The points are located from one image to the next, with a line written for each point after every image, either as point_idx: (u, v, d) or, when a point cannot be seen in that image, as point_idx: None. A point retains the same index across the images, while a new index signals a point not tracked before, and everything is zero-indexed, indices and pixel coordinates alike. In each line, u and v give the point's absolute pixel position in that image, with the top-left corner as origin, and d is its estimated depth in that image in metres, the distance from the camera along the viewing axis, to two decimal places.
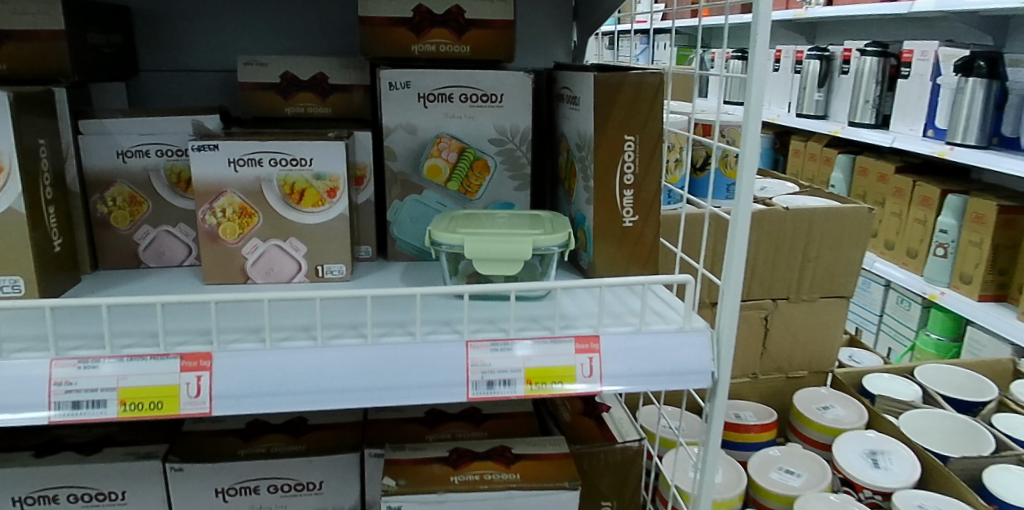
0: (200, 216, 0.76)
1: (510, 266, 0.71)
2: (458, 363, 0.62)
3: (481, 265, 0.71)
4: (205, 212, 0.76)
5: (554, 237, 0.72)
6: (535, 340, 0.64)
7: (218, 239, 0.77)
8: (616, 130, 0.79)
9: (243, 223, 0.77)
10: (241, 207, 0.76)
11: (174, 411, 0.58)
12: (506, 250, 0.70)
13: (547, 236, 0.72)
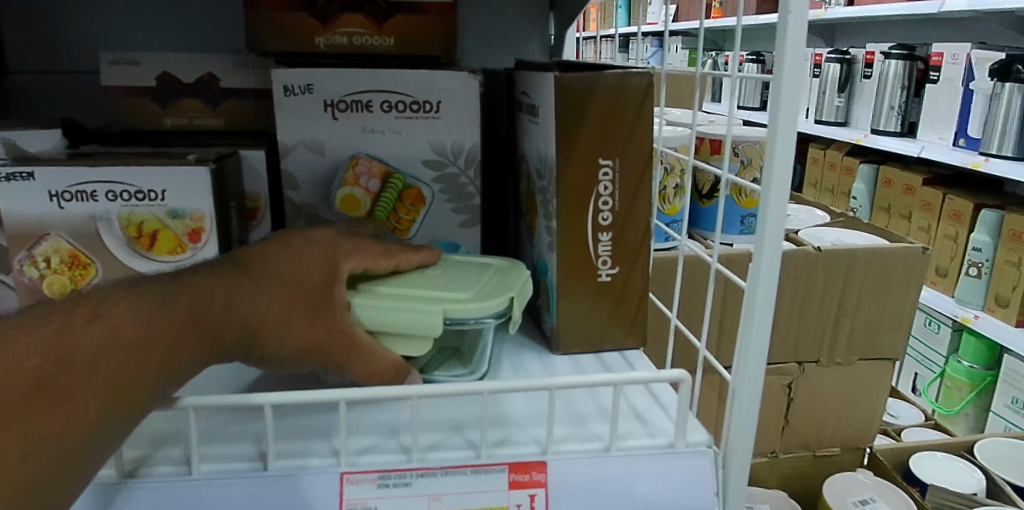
0: (16, 267, 0.56)
1: (414, 346, 0.51)
2: (325, 508, 0.42)
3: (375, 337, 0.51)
4: (22, 260, 0.56)
5: (484, 305, 0.52)
6: (448, 471, 0.43)
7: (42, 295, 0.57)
8: (588, 151, 0.58)
9: (75, 276, 0.57)
10: (71, 254, 0.56)
11: None
12: (408, 320, 0.50)
13: (472, 304, 0.51)
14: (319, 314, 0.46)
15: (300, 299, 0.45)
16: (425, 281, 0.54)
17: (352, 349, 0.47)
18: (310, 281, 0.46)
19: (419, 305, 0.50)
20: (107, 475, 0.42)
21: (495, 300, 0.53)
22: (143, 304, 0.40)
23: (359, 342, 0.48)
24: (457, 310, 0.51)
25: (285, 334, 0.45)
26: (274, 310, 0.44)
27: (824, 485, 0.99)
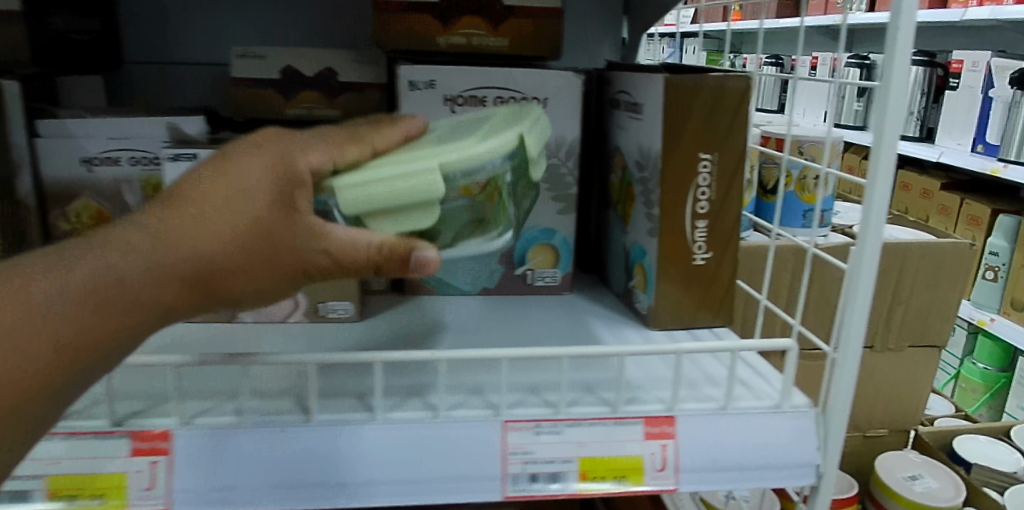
0: None
1: (425, 216, 0.46)
2: (491, 451, 0.48)
3: (377, 221, 0.45)
4: None
5: (475, 150, 0.47)
6: (594, 423, 0.49)
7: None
8: (690, 145, 0.63)
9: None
10: None
11: (121, 505, 0.44)
12: (409, 189, 0.45)
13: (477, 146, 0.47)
14: (269, 235, 0.39)
15: (233, 223, 0.39)
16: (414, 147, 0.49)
17: (327, 257, 0.41)
18: (247, 199, 0.39)
19: (412, 168, 0.45)
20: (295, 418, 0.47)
21: (500, 139, 0.49)
22: (65, 278, 0.36)
23: (340, 249, 0.41)
24: (460, 155, 0.46)
25: (246, 264, 0.39)
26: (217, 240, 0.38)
27: (877, 461, 1.06)
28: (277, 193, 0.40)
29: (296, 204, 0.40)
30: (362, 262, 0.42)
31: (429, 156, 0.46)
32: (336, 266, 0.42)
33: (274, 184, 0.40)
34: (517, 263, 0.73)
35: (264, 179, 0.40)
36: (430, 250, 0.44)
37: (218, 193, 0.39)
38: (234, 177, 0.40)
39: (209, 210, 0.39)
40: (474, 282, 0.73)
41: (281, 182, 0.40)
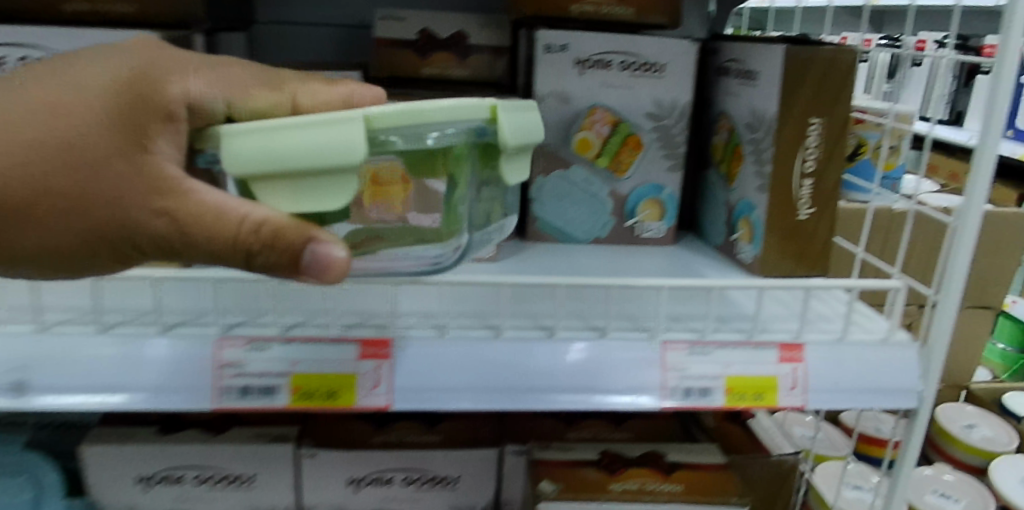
0: None
1: (343, 178, 0.40)
2: (653, 365, 0.56)
3: (279, 180, 0.40)
4: None
5: (463, 110, 0.43)
6: (736, 345, 0.58)
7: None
8: (803, 111, 0.70)
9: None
10: None
11: (349, 403, 0.50)
12: (309, 143, 0.39)
13: (425, 103, 0.41)
14: (83, 152, 0.40)
15: (93, 138, 0.40)
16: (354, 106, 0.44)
17: (180, 218, 0.40)
18: (86, 117, 0.40)
19: (326, 116, 0.39)
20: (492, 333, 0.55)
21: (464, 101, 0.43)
22: None
23: (162, 203, 0.40)
24: (400, 111, 0.41)
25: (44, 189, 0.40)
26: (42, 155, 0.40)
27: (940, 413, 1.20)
28: (126, 115, 0.40)
29: (148, 142, 0.40)
30: (280, 254, 0.40)
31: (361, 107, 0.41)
32: (201, 239, 0.40)
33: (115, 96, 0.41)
34: (628, 215, 0.77)
35: (117, 90, 0.41)
36: (339, 250, 0.40)
37: (58, 99, 0.41)
38: (79, 75, 0.42)
39: (35, 122, 0.41)
40: (589, 233, 0.77)
41: (130, 101, 0.41)
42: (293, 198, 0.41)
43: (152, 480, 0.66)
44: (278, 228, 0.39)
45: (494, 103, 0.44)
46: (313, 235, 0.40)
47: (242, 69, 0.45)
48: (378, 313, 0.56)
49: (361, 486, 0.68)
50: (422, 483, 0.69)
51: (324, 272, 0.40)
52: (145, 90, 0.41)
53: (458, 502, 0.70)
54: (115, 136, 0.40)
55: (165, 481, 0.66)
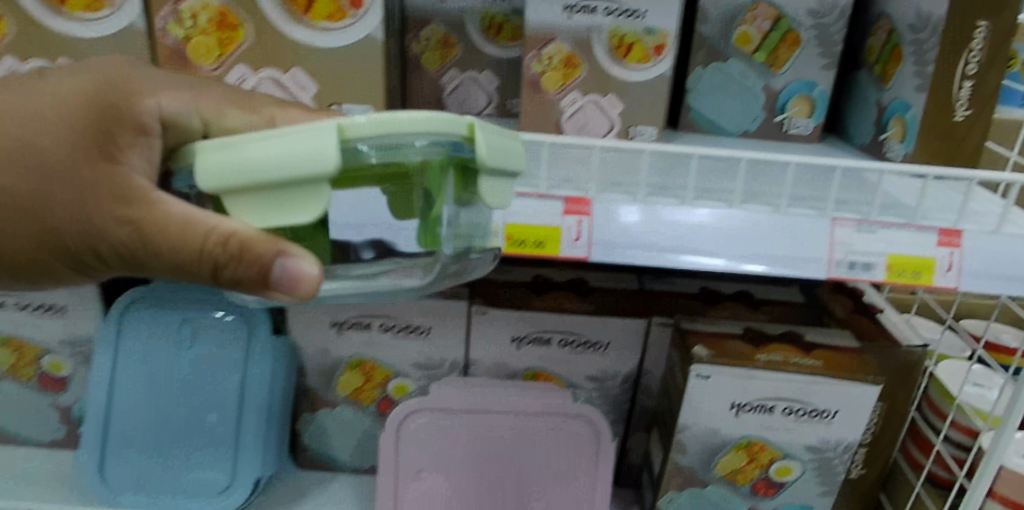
0: (525, 64, 0.69)
1: (308, 190, 0.39)
2: (825, 238, 0.60)
3: (237, 193, 0.40)
4: (531, 59, 0.69)
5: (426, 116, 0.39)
6: (898, 226, 0.62)
7: (541, 89, 0.70)
8: (970, 12, 0.70)
9: (566, 74, 0.69)
10: (568, 56, 0.69)
11: (555, 252, 0.57)
12: (244, 157, 0.38)
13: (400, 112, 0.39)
14: (74, 167, 0.45)
15: (59, 147, 0.46)
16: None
17: (143, 227, 0.44)
18: (42, 122, 0.46)
19: (307, 126, 0.38)
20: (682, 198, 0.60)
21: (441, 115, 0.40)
22: None
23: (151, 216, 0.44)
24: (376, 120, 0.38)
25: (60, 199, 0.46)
26: (44, 167, 0.46)
27: None
28: (93, 131, 0.45)
29: (117, 153, 0.45)
30: (247, 269, 0.42)
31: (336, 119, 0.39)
32: (168, 247, 0.44)
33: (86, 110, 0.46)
34: (779, 111, 0.79)
35: (83, 108, 0.46)
36: (312, 266, 0.42)
37: (45, 118, 0.46)
38: (62, 89, 0.47)
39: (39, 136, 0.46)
40: (739, 126, 0.79)
41: (102, 114, 0.46)
42: (269, 211, 0.40)
43: (344, 325, 0.73)
44: (246, 244, 0.41)
45: (474, 119, 0.41)
46: (285, 250, 0.41)
47: (215, 90, 0.52)
48: (572, 178, 0.61)
49: (523, 344, 0.75)
50: (576, 346, 0.75)
51: (285, 281, 0.42)
52: (113, 102, 0.46)
53: (607, 365, 0.76)
54: (100, 159, 0.45)
55: (356, 327, 0.73)
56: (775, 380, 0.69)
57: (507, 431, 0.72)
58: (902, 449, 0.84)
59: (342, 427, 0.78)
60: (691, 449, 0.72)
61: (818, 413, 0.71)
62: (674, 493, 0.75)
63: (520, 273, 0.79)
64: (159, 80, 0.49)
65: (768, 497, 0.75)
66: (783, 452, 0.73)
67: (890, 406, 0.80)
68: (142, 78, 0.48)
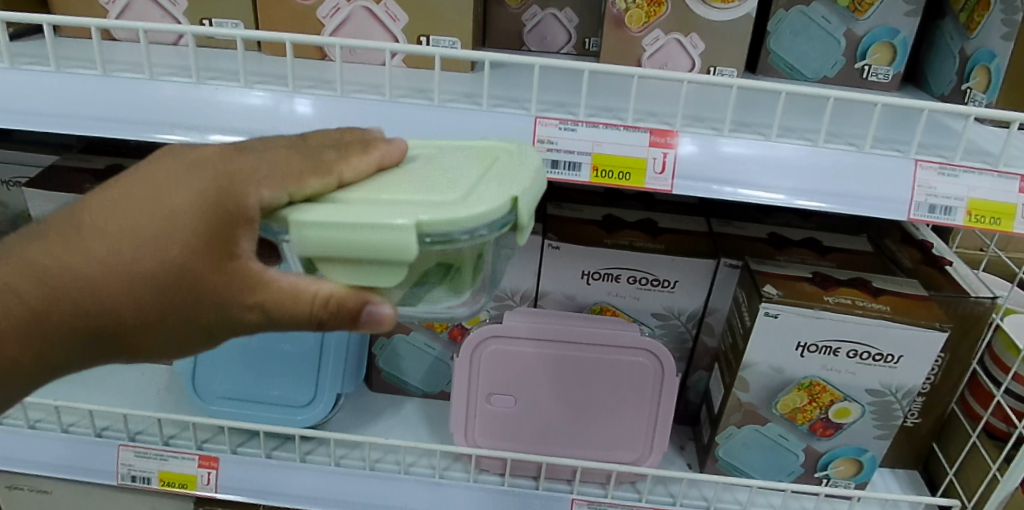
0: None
1: (391, 272, 0.44)
2: (907, 178, 0.60)
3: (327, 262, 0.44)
4: None
5: (482, 205, 0.43)
6: (983, 172, 0.61)
7: (624, 26, 0.70)
8: None
9: (651, 12, 0.70)
10: None
11: (640, 184, 0.59)
12: (335, 240, 0.42)
13: (461, 210, 0.42)
14: (194, 276, 0.41)
15: (174, 251, 0.40)
16: (380, 185, 0.45)
17: (272, 311, 0.43)
18: (154, 219, 0.41)
19: (383, 220, 0.41)
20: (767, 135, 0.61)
21: (494, 199, 0.44)
22: None
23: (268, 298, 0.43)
24: (440, 213, 0.42)
25: (180, 303, 0.42)
26: (150, 278, 0.41)
27: None
28: (212, 238, 0.41)
29: (234, 249, 0.42)
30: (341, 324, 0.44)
31: (404, 209, 0.42)
32: (288, 320, 0.43)
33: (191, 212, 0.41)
34: (859, 57, 0.79)
35: (193, 213, 0.41)
36: (387, 306, 0.45)
37: (145, 229, 0.40)
38: (161, 190, 0.41)
39: (138, 249, 0.40)
40: (818, 72, 0.79)
41: (217, 219, 0.41)
42: (353, 280, 0.45)
43: None
44: (343, 307, 0.43)
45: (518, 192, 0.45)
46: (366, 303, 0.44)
47: (290, 153, 0.45)
48: (656, 113, 0.63)
49: (592, 280, 0.78)
50: (644, 283, 0.78)
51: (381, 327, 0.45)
52: (226, 205, 0.41)
53: (673, 303, 0.79)
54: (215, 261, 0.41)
55: None
56: (841, 322, 0.70)
57: (580, 349, 0.74)
58: (961, 400, 0.84)
59: (414, 352, 0.83)
60: (754, 386, 0.74)
61: (883, 358, 0.71)
62: (733, 429, 0.77)
63: (591, 212, 0.82)
64: (252, 161, 0.43)
65: (825, 438, 0.76)
66: (845, 395, 0.74)
67: (953, 357, 0.80)
68: (241, 166, 0.43)
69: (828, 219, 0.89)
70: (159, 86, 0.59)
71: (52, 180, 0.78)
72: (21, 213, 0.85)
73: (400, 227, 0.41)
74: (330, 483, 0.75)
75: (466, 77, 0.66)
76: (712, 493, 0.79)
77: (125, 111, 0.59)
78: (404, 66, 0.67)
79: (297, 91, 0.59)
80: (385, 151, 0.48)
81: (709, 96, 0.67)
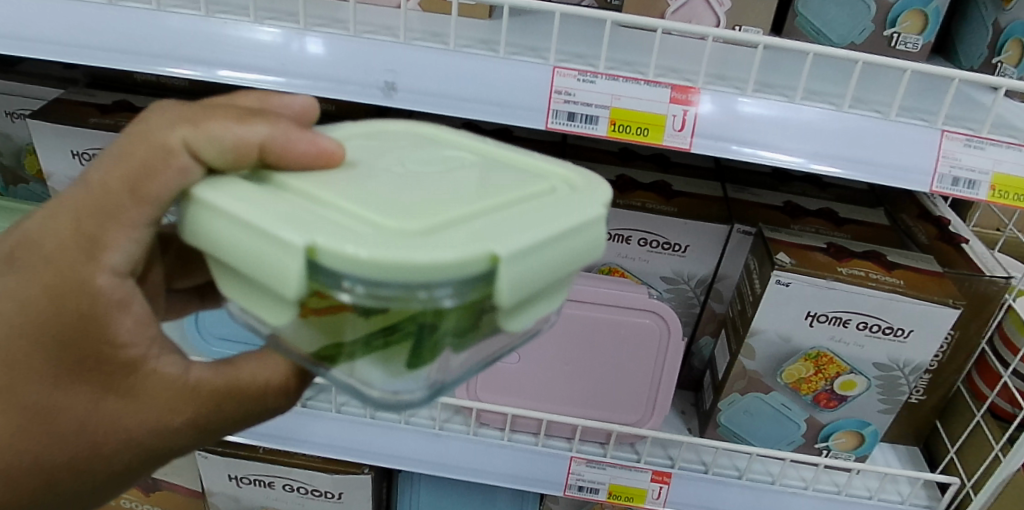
0: None
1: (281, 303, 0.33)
2: (931, 149, 0.58)
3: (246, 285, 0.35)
4: None
5: (396, 258, 0.29)
6: (1014, 145, 0.58)
7: None
8: None
9: None
10: None
11: (657, 140, 0.58)
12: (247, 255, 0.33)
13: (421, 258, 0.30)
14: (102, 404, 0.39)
15: (80, 389, 0.38)
16: (341, 181, 0.36)
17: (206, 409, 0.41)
18: (42, 372, 0.37)
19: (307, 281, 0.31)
20: (790, 98, 0.59)
21: (457, 247, 0.30)
22: None
23: (184, 408, 0.40)
24: (357, 240, 0.30)
25: (89, 438, 0.40)
26: (52, 421, 0.38)
27: None
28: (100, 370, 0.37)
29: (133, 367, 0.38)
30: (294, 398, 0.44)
31: (323, 224, 0.31)
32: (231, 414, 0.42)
33: (59, 345, 0.36)
34: (889, 24, 0.74)
35: (66, 351, 0.36)
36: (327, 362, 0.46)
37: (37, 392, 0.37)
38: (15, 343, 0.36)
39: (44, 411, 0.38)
40: (845, 38, 0.75)
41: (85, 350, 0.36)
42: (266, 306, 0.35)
43: None
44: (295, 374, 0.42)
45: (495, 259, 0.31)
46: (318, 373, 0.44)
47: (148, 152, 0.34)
48: (677, 69, 0.61)
49: None
50: (655, 246, 0.77)
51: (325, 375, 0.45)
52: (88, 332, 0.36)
53: (683, 267, 0.79)
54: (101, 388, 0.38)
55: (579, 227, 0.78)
56: (854, 294, 0.69)
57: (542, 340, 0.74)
58: (967, 379, 0.82)
59: None
60: (760, 354, 0.74)
61: (893, 331, 0.70)
62: (736, 396, 0.77)
63: (604, 171, 0.80)
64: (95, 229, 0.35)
65: (828, 410, 0.76)
66: (851, 367, 0.73)
67: (962, 335, 0.78)
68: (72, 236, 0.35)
69: (844, 190, 0.86)
70: (164, 17, 0.57)
71: (56, 113, 0.77)
72: (25, 145, 0.87)
73: (290, 240, 0.30)
74: (334, 429, 0.77)
75: (484, 23, 0.64)
76: (710, 458, 0.79)
77: (132, 42, 0.57)
78: (420, 9, 0.65)
79: (307, 28, 0.58)
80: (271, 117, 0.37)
81: (732, 55, 0.65)
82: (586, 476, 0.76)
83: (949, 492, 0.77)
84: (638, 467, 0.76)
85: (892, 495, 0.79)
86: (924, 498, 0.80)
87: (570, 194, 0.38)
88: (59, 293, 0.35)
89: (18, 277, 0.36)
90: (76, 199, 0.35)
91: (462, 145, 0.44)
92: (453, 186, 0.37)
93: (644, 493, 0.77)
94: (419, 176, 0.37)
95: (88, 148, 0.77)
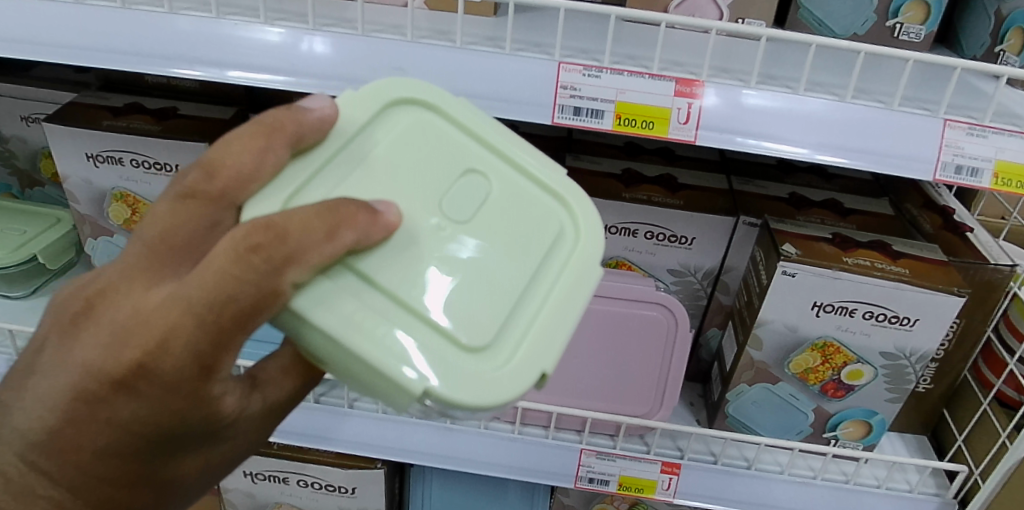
0: None
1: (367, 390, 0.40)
2: (934, 137, 0.58)
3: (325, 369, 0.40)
4: None
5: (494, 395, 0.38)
6: (1016, 132, 0.59)
7: None
8: None
9: None
10: None
11: (662, 133, 0.58)
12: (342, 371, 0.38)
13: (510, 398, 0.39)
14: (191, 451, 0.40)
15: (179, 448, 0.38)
16: (404, 278, 0.40)
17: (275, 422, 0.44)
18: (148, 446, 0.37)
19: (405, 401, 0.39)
20: (794, 88, 0.59)
21: (522, 382, 0.40)
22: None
23: (267, 429, 0.44)
24: (462, 387, 0.38)
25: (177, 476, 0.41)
26: (153, 473, 0.39)
27: None
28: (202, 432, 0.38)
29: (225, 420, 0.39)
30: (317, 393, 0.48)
31: (427, 364, 0.38)
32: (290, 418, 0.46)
33: (177, 439, 0.37)
34: (891, 15, 0.74)
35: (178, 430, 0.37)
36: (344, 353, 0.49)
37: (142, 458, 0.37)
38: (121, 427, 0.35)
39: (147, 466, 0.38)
40: (847, 28, 0.75)
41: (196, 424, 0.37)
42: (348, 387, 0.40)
43: (609, 231, 0.77)
44: None
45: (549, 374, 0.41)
46: None
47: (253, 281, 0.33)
48: (682, 63, 0.61)
49: (609, 234, 0.78)
50: (662, 239, 0.78)
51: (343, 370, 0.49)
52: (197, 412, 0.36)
53: (690, 260, 0.79)
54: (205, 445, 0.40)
55: (619, 233, 0.78)
56: (859, 283, 0.69)
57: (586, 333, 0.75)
58: (973, 367, 0.82)
59: None
60: (767, 345, 0.74)
61: (899, 320, 0.70)
62: (744, 387, 0.77)
63: (610, 165, 0.81)
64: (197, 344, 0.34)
65: (835, 399, 0.76)
66: (858, 356, 0.73)
67: (968, 323, 0.78)
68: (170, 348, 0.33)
69: (849, 180, 0.87)
70: (176, 20, 0.58)
71: (70, 116, 0.78)
72: (39, 148, 0.88)
73: (410, 391, 0.37)
74: (346, 424, 0.78)
75: (490, 21, 0.65)
76: (719, 449, 0.80)
77: (144, 44, 0.58)
78: (426, 8, 0.66)
79: (316, 28, 0.58)
80: (354, 223, 0.37)
81: (736, 48, 0.66)
82: (596, 468, 0.77)
83: (956, 481, 0.77)
84: (647, 458, 0.76)
85: (900, 484, 0.80)
86: (932, 486, 0.80)
87: (582, 264, 0.44)
88: (177, 398, 0.35)
89: (136, 401, 0.34)
90: (190, 334, 0.33)
91: (475, 161, 0.46)
92: (498, 263, 0.42)
93: (654, 484, 0.77)
94: (463, 251, 0.42)
95: (101, 150, 0.78)
